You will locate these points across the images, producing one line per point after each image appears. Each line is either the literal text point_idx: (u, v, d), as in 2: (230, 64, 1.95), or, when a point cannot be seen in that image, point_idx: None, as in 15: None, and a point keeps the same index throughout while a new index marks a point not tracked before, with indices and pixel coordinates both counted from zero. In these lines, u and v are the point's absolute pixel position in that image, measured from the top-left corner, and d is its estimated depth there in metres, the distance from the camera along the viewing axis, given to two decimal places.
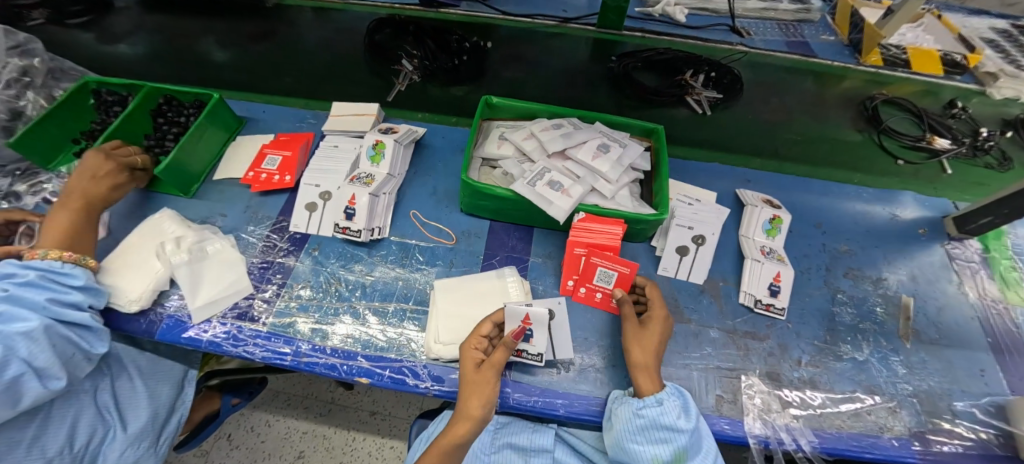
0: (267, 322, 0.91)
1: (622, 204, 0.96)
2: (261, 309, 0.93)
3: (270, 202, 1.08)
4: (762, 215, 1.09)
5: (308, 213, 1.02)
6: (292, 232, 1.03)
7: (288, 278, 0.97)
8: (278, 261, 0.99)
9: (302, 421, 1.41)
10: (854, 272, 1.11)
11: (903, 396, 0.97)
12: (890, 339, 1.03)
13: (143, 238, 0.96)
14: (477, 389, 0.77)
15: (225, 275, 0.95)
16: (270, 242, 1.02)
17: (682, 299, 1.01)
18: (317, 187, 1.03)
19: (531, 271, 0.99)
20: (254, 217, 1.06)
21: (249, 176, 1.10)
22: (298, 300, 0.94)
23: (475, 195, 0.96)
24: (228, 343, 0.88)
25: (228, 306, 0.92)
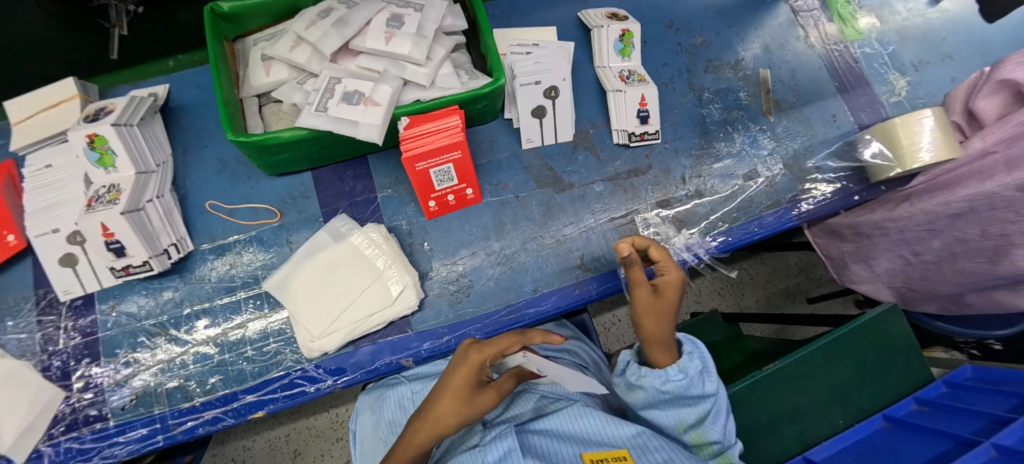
0: (110, 413, 0.73)
1: (448, 87, 0.76)
2: (92, 405, 0.73)
3: (12, 279, 0.78)
4: (611, 34, 0.95)
5: (69, 269, 0.74)
6: (69, 301, 0.77)
7: (101, 354, 0.75)
8: (74, 343, 0.76)
9: (278, 428, 1.18)
10: (713, 64, 1.04)
11: (774, 170, 1.01)
12: (757, 121, 1.03)
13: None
14: (457, 406, 0.58)
15: (18, 394, 0.71)
16: (48, 326, 0.76)
17: (557, 166, 0.91)
18: (58, 232, 0.73)
19: (386, 208, 0.83)
20: (5, 308, 0.77)
21: None
22: (129, 373, 0.75)
23: (263, 152, 0.72)
24: (77, 460, 0.70)
25: (49, 425, 0.72)
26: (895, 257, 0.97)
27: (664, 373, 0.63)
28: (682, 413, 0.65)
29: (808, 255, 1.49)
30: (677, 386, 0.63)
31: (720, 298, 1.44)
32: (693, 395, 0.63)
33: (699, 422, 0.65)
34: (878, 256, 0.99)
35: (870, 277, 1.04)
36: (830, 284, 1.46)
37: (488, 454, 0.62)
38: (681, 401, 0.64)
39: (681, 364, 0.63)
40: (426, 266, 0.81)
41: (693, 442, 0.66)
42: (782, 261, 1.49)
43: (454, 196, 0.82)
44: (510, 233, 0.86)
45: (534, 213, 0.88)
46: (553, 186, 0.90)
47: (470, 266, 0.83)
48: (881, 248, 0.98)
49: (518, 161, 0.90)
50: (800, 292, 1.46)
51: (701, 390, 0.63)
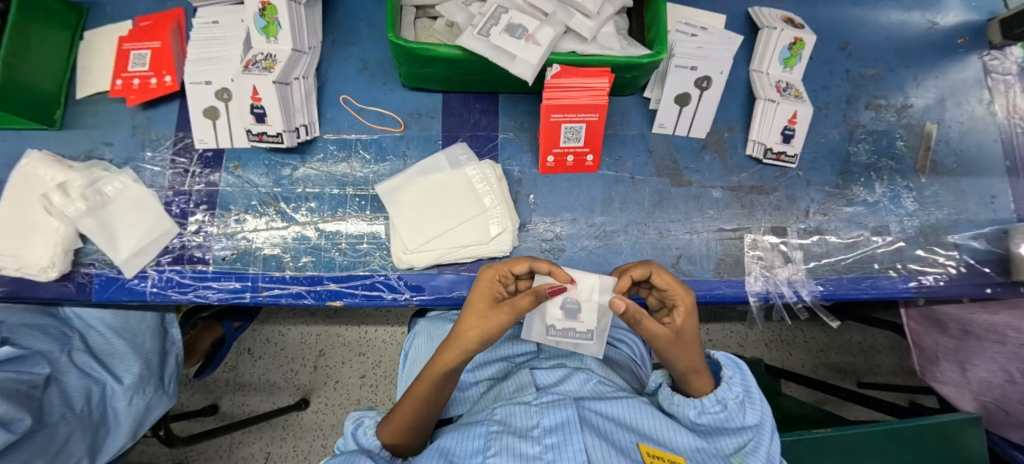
0: (211, 259, 0.78)
1: (607, 46, 0.74)
2: (199, 248, 0.79)
3: (160, 116, 0.85)
4: (781, 40, 0.88)
5: (211, 122, 0.79)
6: (202, 150, 0.82)
7: (217, 205, 0.81)
8: (197, 188, 0.82)
9: (313, 325, 1.25)
10: (878, 102, 0.95)
11: (909, 233, 0.92)
12: (906, 176, 0.93)
13: (21, 191, 0.76)
14: (477, 319, 0.62)
15: (143, 217, 0.78)
16: (178, 167, 0.82)
17: (681, 160, 0.87)
18: (209, 85, 0.78)
19: (503, 150, 0.83)
20: (148, 140, 0.84)
21: (118, 85, 0.83)
22: (236, 229, 0.80)
23: (414, 61, 0.73)
24: (174, 291, 0.76)
25: (159, 252, 0.78)
26: (999, 369, 0.87)
27: (705, 399, 0.63)
28: (721, 443, 0.63)
29: (872, 337, 1.37)
30: (715, 413, 0.62)
31: (767, 351, 1.34)
32: (731, 427, 0.62)
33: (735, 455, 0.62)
34: (979, 362, 0.89)
35: (958, 382, 0.92)
36: (887, 377, 1.34)
37: (545, 417, 0.60)
38: (719, 429, 0.63)
39: (722, 391, 0.63)
40: (526, 217, 0.81)
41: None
42: (843, 335, 1.37)
43: (574, 158, 0.81)
44: (615, 211, 0.83)
45: (644, 200, 0.84)
46: (670, 179, 0.86)
47: (567, 230, 0.81)
48: (987, 355, 0.88)
49: (643, 142, 0.87)
50: (851, 372, 1.35)
51: (739, 417, 0.62)
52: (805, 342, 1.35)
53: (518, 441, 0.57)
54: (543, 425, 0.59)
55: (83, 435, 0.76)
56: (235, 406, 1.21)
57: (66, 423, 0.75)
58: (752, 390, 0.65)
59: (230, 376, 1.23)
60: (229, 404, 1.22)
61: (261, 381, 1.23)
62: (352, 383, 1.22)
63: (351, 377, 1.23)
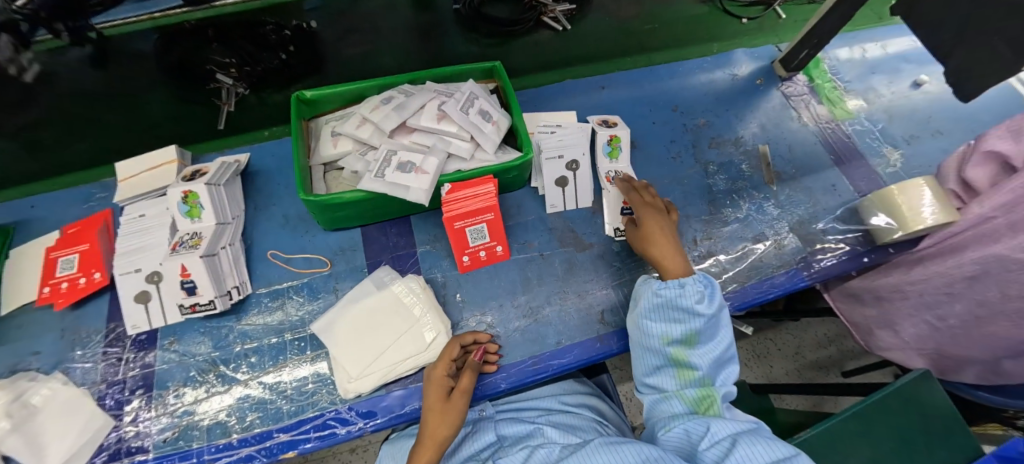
0: (150, 446, 0.77)
1: (485, 159, 0.90)
2: (136, 437, 0.78)
3: (89, 313, 0.88)
4: (601, 138, 1.04)
5: (141, 306, 0.84)
6: (135, 335, 0.86)
7: (153, 387, 0.82)
8: (132, 374, 0.83)
9: None
10: (716, 140, 1.17)
11: (782, 233, 1.07)
12: (761, 189, 1.12)
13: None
14: (441, 418, 0.71)
15: (72, 422, 0.77)
16: (111, 357, 0.84)
17: (578, 228, 1.01)
18: (139, 272, 0.84)
19: (424, 261, 0.93)
20: (77, 339, 0.86)
21: (45, 293, 0.88)
22: (176, 408, 0.80)
23: (326, 209, 0.85)
24: None
25: (93, 453, 0.76)
26: (920, 322, 0.98)
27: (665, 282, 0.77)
28: (670, 328, 0.74)
29: (832, 327, 1.48)
30: (672, 291, 0.75)
31: (749, 371, 1.39)
32: (683, 308, 0.74)
33: (686, 341, 0.74)
34: (903, 322, 1.00)
35: (899, 344, 1.04)
36: (864, 356, 1.42)
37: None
38: (674, 314, 0.75)
39: (683, 279, 0.76)
40: (458, 315, 0.88)
41: (675, 361, 0.74)
42: (808, 332, 1.47)
43: (486, 252, 0.92)
44: (535, 287, 0.93)
45: (557, 270, 0.95)
46: (574, 246, 0.98)
47: (498, 315, 0.89)
48: (905, 313, 0.99)
49: (542, 223, 1.00)
50: (833, 364, 1.42)
51: (696, 307, 0.73)
52: (780, 350, 1.42)
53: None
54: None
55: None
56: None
57: None
58: (712, 287, 0.76)
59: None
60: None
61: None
62: None
63: None
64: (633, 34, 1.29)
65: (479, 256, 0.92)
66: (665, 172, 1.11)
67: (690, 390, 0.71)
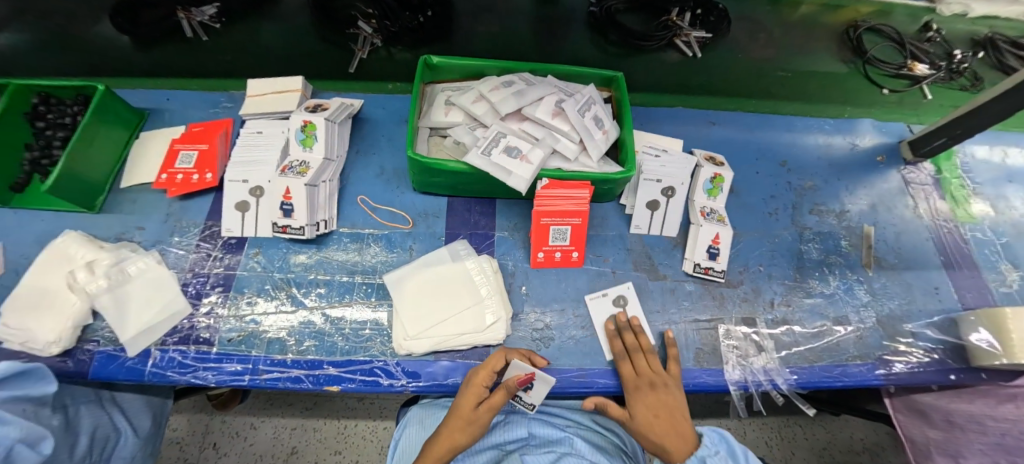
0: (216, 341, 0.83)
1: (587, 165, 0.90)
2: (206, 329, 0.84)
3: (194, 206, 0.96)
4: (704, 174, 1.01)
5: (239, 213, 0.91)
6: (227, 238, 0.92)
7: (231, 289, 0.88)
8: (217, 272, 0.89)
9: (289, 419, 1.24)
10: (819, 207, 1.11)
11: (867, 323, 1.00)
12: (854, 270, 1.05)
13: (50, 270, 0.83)
14: (463, 426, 0.71)
15: (157, 298, 0.84)
16: (202, 252, 0.91)
17: (655, 256, 0.99)
18: (246, 183, 0.91)
19: (499, 246, 0.94)
20: (178, 226, 0.94)
21: (162, 179, 0.96)
22: (247, 313, 0.85)
23: (425, 171, 0.88)
24: (175, 371, 0.80)
25: (167, 331, 0.83)
26: None
27: None
28: None
29: (875, 435, 1.36)
30: None
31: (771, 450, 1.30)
32: None
33: None
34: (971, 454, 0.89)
35: None
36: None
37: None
38: None
39: (704, 452, 0.69)
40: (519, 307, 0.89)
41: None
42: (846, 431, 1.37)
43: (561, 255, 0.92)
44: (599, 302, 0.92)
45: (625, 291, 0.94)
46: (647, 273, 0.97)
47: (558, 320, 0.89)
48: (973, 448, 0.89)
49: (621, 241, 0.99)
50: None
51: None
52: (807, 440, 1.33)
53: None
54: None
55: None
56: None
57: None
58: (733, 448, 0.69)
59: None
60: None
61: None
62: None
63: None
64: (763, 75, 1.25)
65: (549, 256, 0.92)
66: (757, 225, 1.07)
67: None
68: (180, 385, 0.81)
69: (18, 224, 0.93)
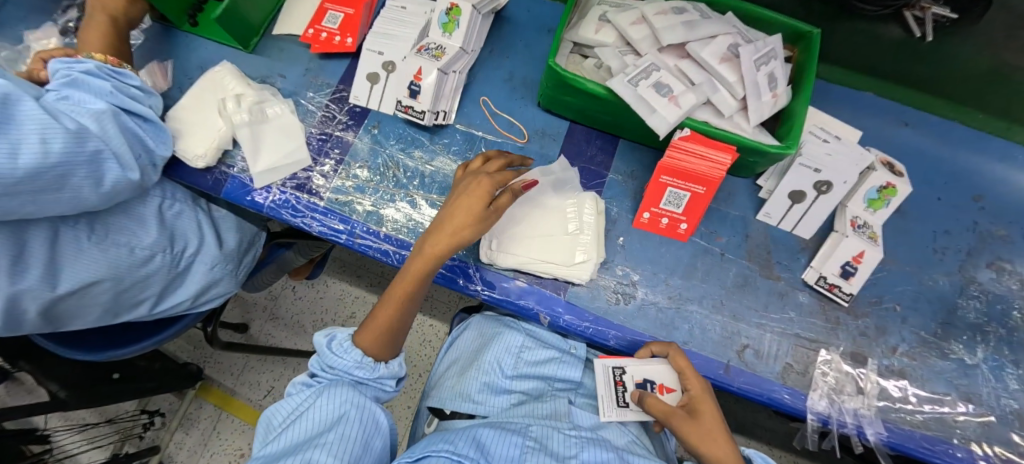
0: (324, 196, 0.87)
1: (740, 126, 0.78)
2: (320, 183, 0.88)
3: (330, 67, 0.98)
4: (874, 179, 0.84)
5: (369, 84, 0.90)
6: (352, 105, 0.93)
7: (346, 156, 0.90)
8: (336, 134, 0.92)
9: (355, 287, 1.43)
10: (1001, 264, 0.90)
11: (1003, 412, 0.82)
12: (1015, 350, 0.86)
13: (207, 93, 0.89)
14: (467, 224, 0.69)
15: (284, 143, 0.89)
16: (328, 113, 0.93)
17: (775, 253, 0.87)
18: (381, 55, 0.89)
19: (608, 189, 0.87)
20: (313, 83, 0.96)
21: (309, 34, 0.98)
22: (355, 180, 0.88)
23: (559, 87, 0.80)
24: (287, 211, 0.85)
25: (287, 176, 0.88)
26: None
27: None
28: None
29: None
30: None
31: None
32: None
33: None
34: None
35: None
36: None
37: (583, 451, 0.60)
38: None
39: None
40: (611, 256, 0.83)
41: None
42: None
43: (667, 221, 0.83)
44: (696, 280, 0.84)
45: (727, 279, 0.85)
46: (760, 267, 0.86)
47: (645, 283, 0.83)
48: None
49: (742, 225, 0.88)
50: None
51: None
52: None
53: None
54: (581, 457, 0.59)
55: (165, 275, 0.85)
56: (262, 333, 1.41)
57: (161, 258, 0.83)
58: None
59: (267, 304, 1.43)
60: (259, 329, 1.41)
61: (293, 319, 1.42)
62: None
63: None
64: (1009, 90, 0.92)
65: (653, 218, 0.83)
66: (911, 259, 0.90)
67: None
68: (290, 225, 0.87)
69: (186, 47, 1.00)
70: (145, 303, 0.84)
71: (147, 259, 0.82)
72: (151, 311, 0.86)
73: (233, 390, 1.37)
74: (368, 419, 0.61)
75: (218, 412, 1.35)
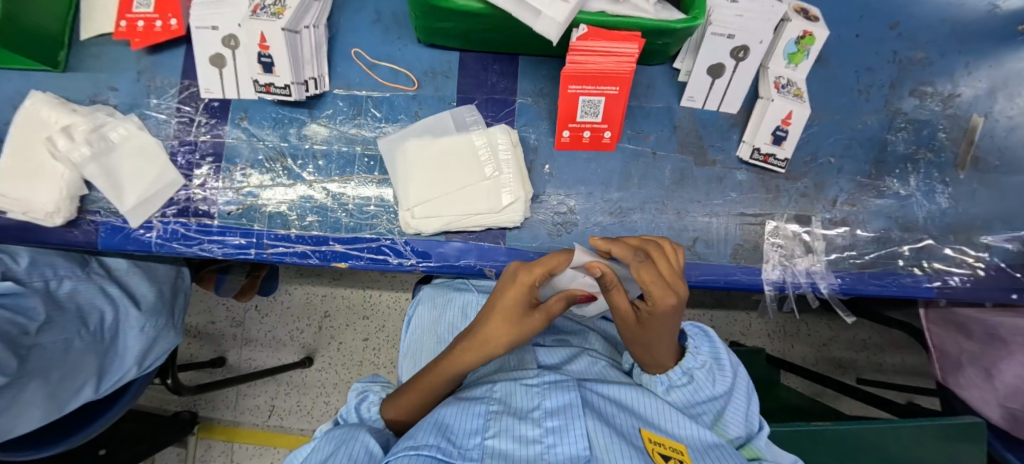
0: (217, 214, 0.76)
1: (640, 8, 0.66)
2: (204, 200, 0.77)
3: (166, 62, 0.81)
4: (790, 31, 0.79)
5: (217, 69, 0.76)
6: (208, 100, 0.79)
7: (222, 160, 0.78)
8: (203, 140, 0.79)
9: (319, 287, 1.37)
10: (923, 89, 0.89)
11: (938, 231, 0.86)
12: (943, 170, 0.88)
13: (26, 136, 0.73)
14: (504, 326, 0.59)
15: (147, 167, 0.76)
16: (184, 117, 0.79)
17: (706, 137, 0.83)
18: (216, 31, 0.74)
19: (520, 116, 0.79)
20: (154, 87, 0.81)
21: (122, 27, 0.78)
22: (244, 186, 0.77)
23: (429, 13, 0.68)
24: (180, 243, 0.75)
25: (166, 203, 0.76)
26: None
27: (669, 376, 0.61)
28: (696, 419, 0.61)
29: (878, 335, 1.40)
30: (686, 389, 0.60)
31: (769, 341, 1.39)
32: (704, 399, 0.60)
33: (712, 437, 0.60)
34: (1005, 368, 0.80)
35: None
36: (889, 374, 1.38)
37: (547, 400, 0.56)
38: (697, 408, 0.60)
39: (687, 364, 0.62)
40: (540, 188, 0.78)
41: None
42: (849, 329, 1.40)
43: (590, 134, 0.77)
44: (633, 188, 0.80)
45: (664, 178, 0.81)
46: (694, 157, 0.83)
47: (583, 206, 0.79)
48: None
49: (668, 116, 0.83)
50: (852, 367, 1.39)
51: (715, 388, 0.60)
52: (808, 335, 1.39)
53: (518, 422, 0.53)
54: (545, 407, 0.55)
55: (94, 354, 0.76)
56: (243, 359, 1.36)
57: (80, 339, 0.75)
58: (722, 358, 0.63)
59: (236, 331, 1.37)
60: (237, 357, 1.36)
61: (268, 337, 1.36)
62: (356, 345, 1.35)
63: (355, 338, 1.36)
64: None
65: (574, 135, 0.77)
66: (837, 107, 0.87)
67: None
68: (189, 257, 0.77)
69: None
70: (87, 385, 0.74)
71: (65, 345, 0.73)
72: (97, 393, 0.76)
73: (236, 420, 1.34)
74: (359, 450, 0.54)
75: (229, 445, 1.32)
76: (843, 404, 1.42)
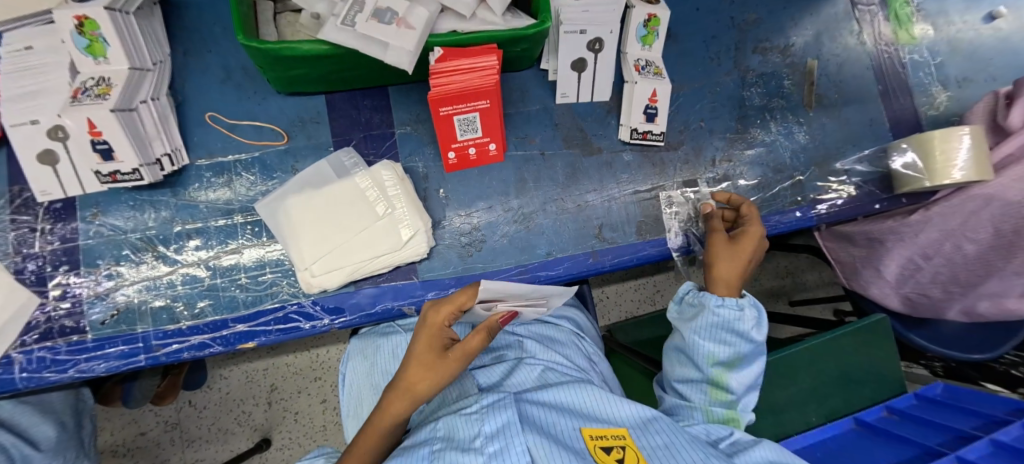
0: (90, 327, 0.68)
1: (489, 20, 0.68)
2: (68, 316, 0.68)
3: None
4: (637, 17, 0.84)
5: (49, 167, 0.65)
6: (48, 202, 0.69)
7: (82, 265, 0.69)
8: (51, 249, 0.69)
9: (257, 362, 1.26)
10: (763, 45, 0.98)
11: (803, 167, 0.96)
12: (795, 112, 0.98)
13: None
14: (425, 370, 0.57)
15: None
16: (20, 227, 0.69)
17: (588, 127, 0.87)
18: (37, 124, 0.63)
19: (402, 147, 0.78)
20: None
21: None
22: (117, 288, 0.69)
23: (276, 63, 0.65)
24: (52, 369, 0.65)
25: (21, 331, 0.66)
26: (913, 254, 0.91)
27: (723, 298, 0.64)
28: (718, 347, 0.63)
29: (794, 259, 1.53)
30: (731, 312, 0.63)
31: None
32: (737, 330, 0.63)
33: (729, 364, 0.63)
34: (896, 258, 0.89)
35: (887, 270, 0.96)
36: (813, 290, 1.53)
37: (484, 424, 0.55)
38: (726, 336, 0.63)
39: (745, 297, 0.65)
40: (439, 214, 0.78)
41: (714, 380, 0.63)
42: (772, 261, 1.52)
43: (475, 149, 0.77)
44: (531, 192, 0.82)
45: (558, 175, 0.84)
46: (580, 148, 0.86)
47: (485, 221, 0.79)
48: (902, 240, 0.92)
49: (548, 116, 0.85)
50: (783, 293, 1.52)
51: (752, 330, 0.63)
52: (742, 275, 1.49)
53: (460, 454, 0.51)
54: (483, 432, 0.54)
55: None
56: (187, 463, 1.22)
57: None
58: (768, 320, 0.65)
59: (173, 433, 1.22)
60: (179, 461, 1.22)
61: (212, 430, 1.23)
62: (314, 410, 1.27)
63: (309, 404, 1.27)
64: None
65: (460, 154, 0.77)
66: (696, 75, 0.95)
67: (718, 410, 0.62)
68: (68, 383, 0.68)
69: None
70: None
71: None
72: None
73: None
74: None
75: None
76: (775, 332, 1.54)
